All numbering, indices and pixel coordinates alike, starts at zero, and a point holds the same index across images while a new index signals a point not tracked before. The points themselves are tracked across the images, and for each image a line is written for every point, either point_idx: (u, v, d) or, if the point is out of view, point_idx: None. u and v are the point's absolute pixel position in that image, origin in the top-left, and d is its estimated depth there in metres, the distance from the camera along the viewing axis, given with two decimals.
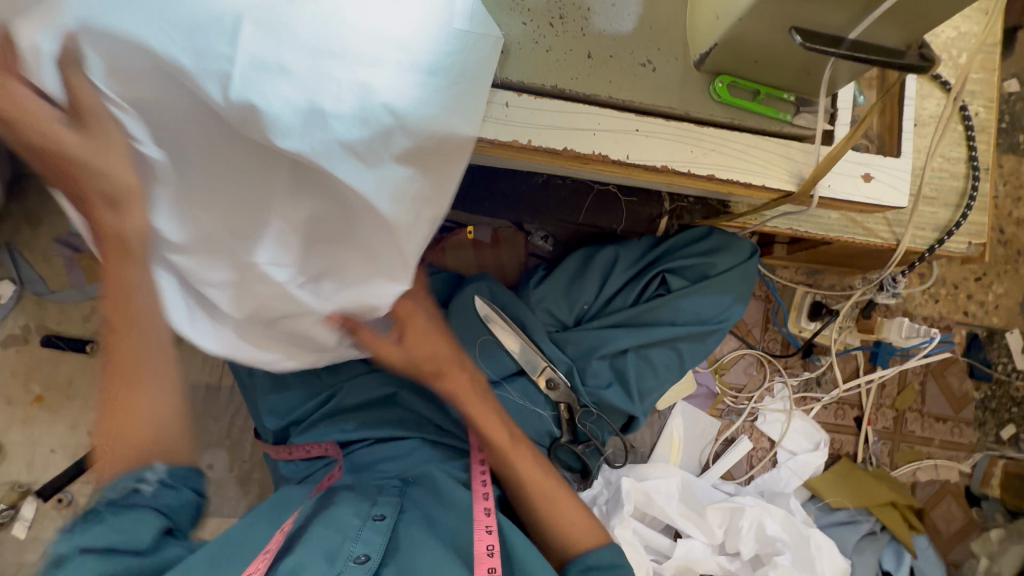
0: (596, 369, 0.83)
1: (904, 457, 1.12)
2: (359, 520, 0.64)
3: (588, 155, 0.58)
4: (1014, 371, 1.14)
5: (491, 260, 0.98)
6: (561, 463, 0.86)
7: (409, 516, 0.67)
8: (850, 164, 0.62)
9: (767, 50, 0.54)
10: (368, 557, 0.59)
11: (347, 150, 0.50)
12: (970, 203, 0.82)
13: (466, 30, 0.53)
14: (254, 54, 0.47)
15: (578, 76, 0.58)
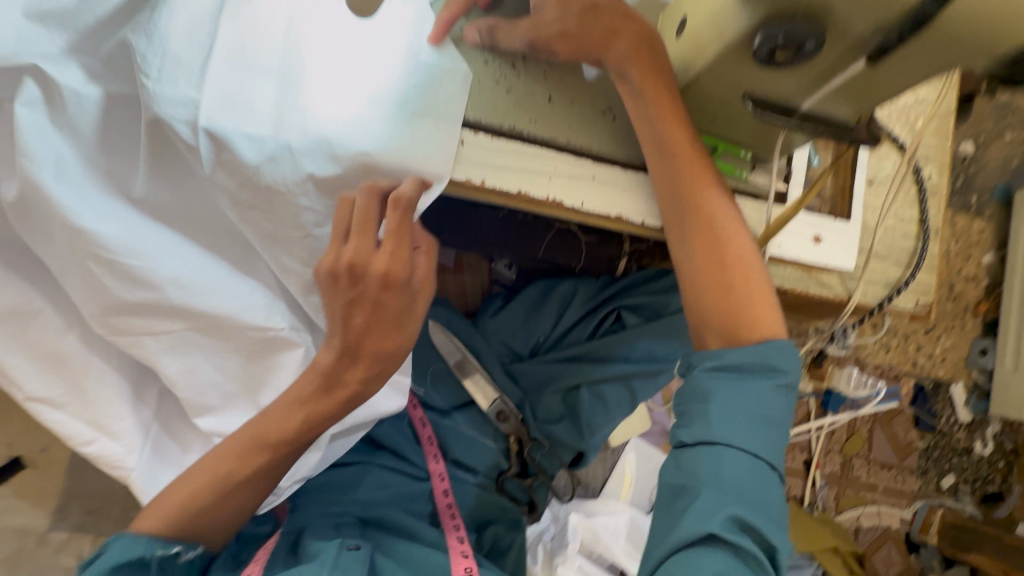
0: (546, 402, 0.82)
1: (849, 502, 1.14)
2: (335, 548, 0.64)
3: (543, 199, 0.57)
4: (955, 424, 1.18)
5: (452, 285, 0.96)
6: (507, 493, 0.81)
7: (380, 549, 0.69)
8: (801, 226, 0.64)
9: (724, 110, 0.54)
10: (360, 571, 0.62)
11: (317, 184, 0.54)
12: (919, 263, 0.84)
13: (434, 64, 0.55)
14: (223, 91, 0.50)
15: (536, 119, 0.57)
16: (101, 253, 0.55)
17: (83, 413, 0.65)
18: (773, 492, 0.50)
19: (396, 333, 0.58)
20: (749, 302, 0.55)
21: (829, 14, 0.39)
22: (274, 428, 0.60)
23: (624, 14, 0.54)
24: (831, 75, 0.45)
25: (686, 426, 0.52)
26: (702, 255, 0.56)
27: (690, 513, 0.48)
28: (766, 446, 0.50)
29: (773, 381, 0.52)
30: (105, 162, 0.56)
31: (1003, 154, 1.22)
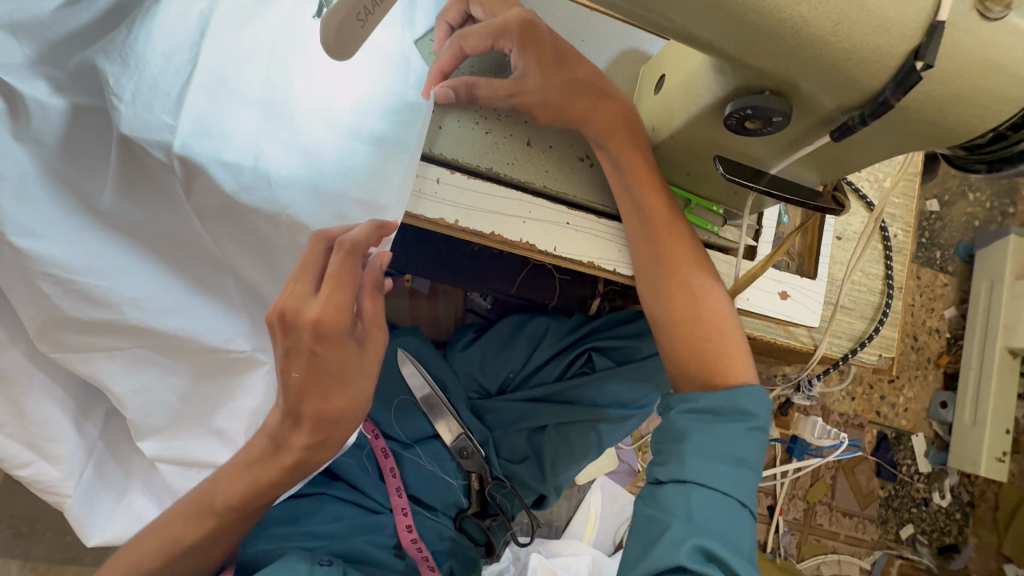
0: (511, 442, 0.81)
1: (811, 550, 1.14)
2: (306, 565, 0.63)
3: (515, 242, 0.56)
4: (915, 474, 1.20)
5: (426, 313, 0.94)
6: (465, 534, 0.79)
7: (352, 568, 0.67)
8: (769, 281, 0.64)
9: (697, 166, 0.55)
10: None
11: (288, 213, 0.53)
12: (883, 318, 0.85)
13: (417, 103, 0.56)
14: (200, 116, 0.49)
15: (513, 162, 0.57)
16: (56, 270, 0.51)
17: (18, 435, 0.60)
18: (745, 530, 0.49)
19: (342, 394, 0.54)
20: (727, 349, 0.55)
21: (795, 91, 0.41)
22: (222, 491, 0.58)
23: (604, 93, 0.56)
24: (799, 145, 0.47)
25: (662, 463, 0.52)
26: (678, 307, 0.56)
27: (660, 544, 0.48)
28: (739, 485, 0.50)
29: (747, 425, 0.52)
30: (71, 172, 0.51)
31: (967, 214, 1.28)
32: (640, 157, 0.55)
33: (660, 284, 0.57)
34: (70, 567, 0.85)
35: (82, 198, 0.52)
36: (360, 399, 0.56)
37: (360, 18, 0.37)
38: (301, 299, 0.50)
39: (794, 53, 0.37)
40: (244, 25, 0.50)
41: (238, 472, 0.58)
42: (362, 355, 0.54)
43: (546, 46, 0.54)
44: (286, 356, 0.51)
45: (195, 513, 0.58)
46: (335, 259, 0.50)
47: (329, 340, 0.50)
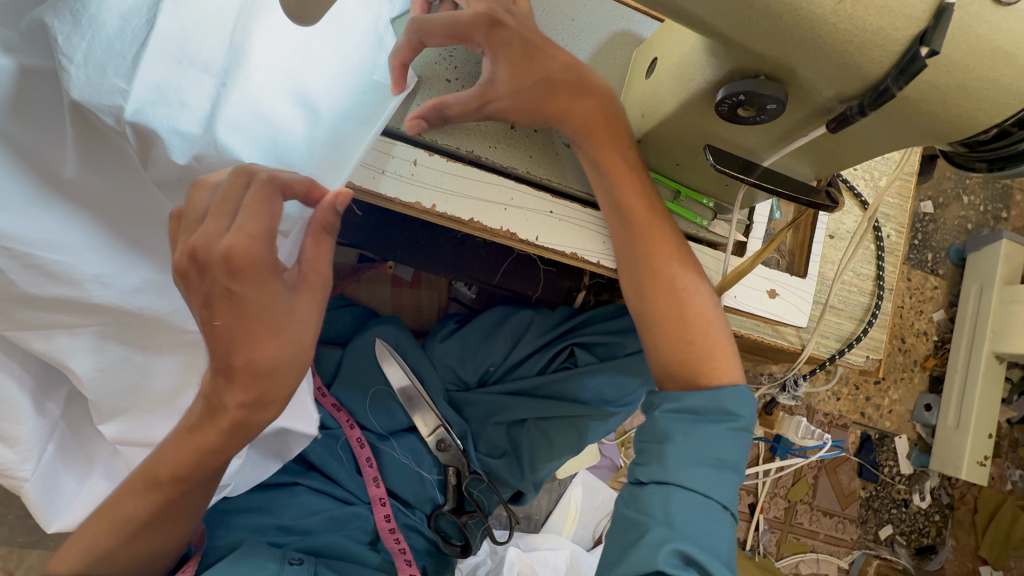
0: (490, 435, 0.79)
1: (790, 548, 1.14)
2: (275, 564, 0.62)
3: (495, 230, 0.54)
4: (896, 475, 1.20)
5: (408, 301, 0.92)
6: (437, 531, 0.76)
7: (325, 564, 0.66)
8: (757, 278, 0.63)
9: (686, 156, 0.53)
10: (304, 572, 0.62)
11: None
12: (872, 319, 0.84)
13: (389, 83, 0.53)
14: (158, 84, 0.45)
15: (496, 146, 0.54)
16: (9, 243, 0.47)
17: None
18: (724, 535, 0.48)
19: (273, 341, 0.49)
20: (713, 349, 0.53)
21: (790, 76, 0.38)
22: (169, 461, 0.54)
23: (590, 91, 0.53)
24: (794, 135, 0.44)
25: (644, 464, 0.51)
26: (661, 306, 0.54)
27: (637, 549, 0.46)
28: (720, 488, 0.48)
29: (730, 426, 0.50)
30: (24, 136, 0.47)
31: (960, 217, 1.27)
32: (625, 155, 0.53)
33: (645, 282, 0.55)
34: (32, 552, 0.82)
35: (35, 165, 0.48)
36: (298, 356, 0.51)
37: None
38: (211, 235, 0.45)
39: (791, 32, 0.34)
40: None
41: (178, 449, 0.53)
42: (293, 298, 0.50)
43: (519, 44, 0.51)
44: (205, 302, 0.47)
45: (141, 484, 0.54)
46: (252, 192, 0.46)
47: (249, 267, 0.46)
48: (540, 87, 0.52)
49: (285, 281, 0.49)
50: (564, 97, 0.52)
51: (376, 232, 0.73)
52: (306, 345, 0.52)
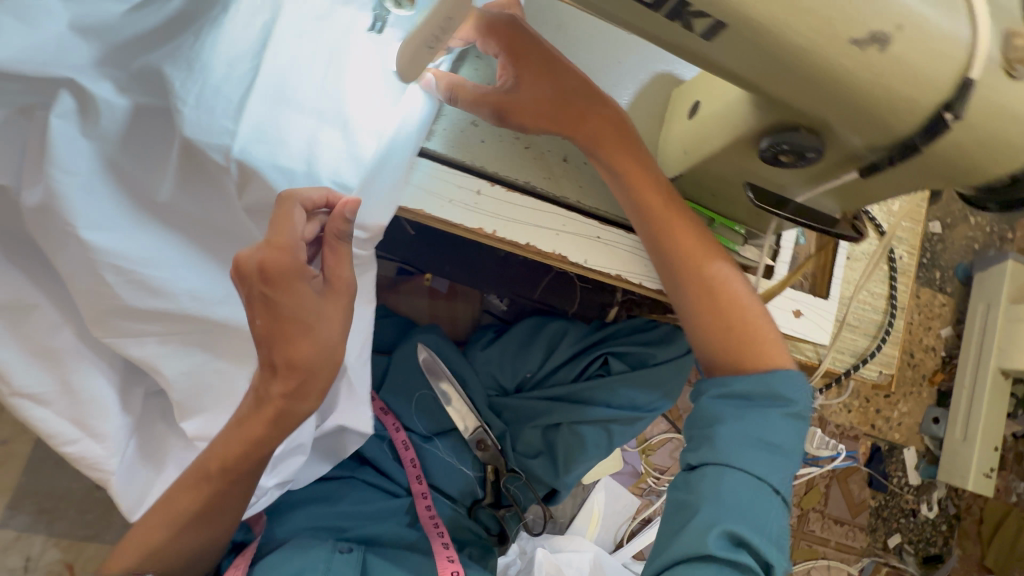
0: (527, 437, 0.84)
1: (802, 555, 1.19)
2: (325, 551, 0.69)
3: (549, 253, 0.60)
4: (905, 486, 1.25)
5: (443, 312, 0.97)
6: (480, 523, 0.83)
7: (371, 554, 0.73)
8: (784, 300, 0.68)
9: (724, 189, 0.58)
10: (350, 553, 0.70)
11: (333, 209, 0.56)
12: (885, 336, 0.89)
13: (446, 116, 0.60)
14: (259, 122, 0.51)
15: (550, 176, 0.61)
16: (121, 262, 0.54)
17: (67, 412, 0.63)
18: (775, 517, 0.53)
19: (307, 339, 0.54)
20: (757, 337, 0.58)
21: (828, 130, 0.43)
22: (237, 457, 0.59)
23: (602, 105, 0.57)
24: (826, 177, 0.49)
25: (694, 449, 0.56)
26: (704, 306, 0.59)
27: (690, 528, 0.51)
28: (770, 471, 0.53)
29: (783, 410, 0.55)
30: (131, 167, 0.53)
31: (966, 237, 1.32)
32: (646, 168, 0.58)
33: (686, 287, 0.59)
34: (90, 544, 0.87)
35: (141, 192, 0.55)
36: (331, 355, 0.56)
37: None
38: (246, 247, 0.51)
39: (835, 99, 0.39)
40: (304, 34, 0.52)
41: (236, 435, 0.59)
42: (322, 301, 0.54)
43: (532, 56, 0.55)
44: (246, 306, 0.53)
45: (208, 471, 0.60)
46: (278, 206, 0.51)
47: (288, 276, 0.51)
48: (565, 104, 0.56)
49: (313, 284, 0.54)
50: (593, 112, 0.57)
51: (429, 248, 0.79)
52: (337, 340, 0.56)
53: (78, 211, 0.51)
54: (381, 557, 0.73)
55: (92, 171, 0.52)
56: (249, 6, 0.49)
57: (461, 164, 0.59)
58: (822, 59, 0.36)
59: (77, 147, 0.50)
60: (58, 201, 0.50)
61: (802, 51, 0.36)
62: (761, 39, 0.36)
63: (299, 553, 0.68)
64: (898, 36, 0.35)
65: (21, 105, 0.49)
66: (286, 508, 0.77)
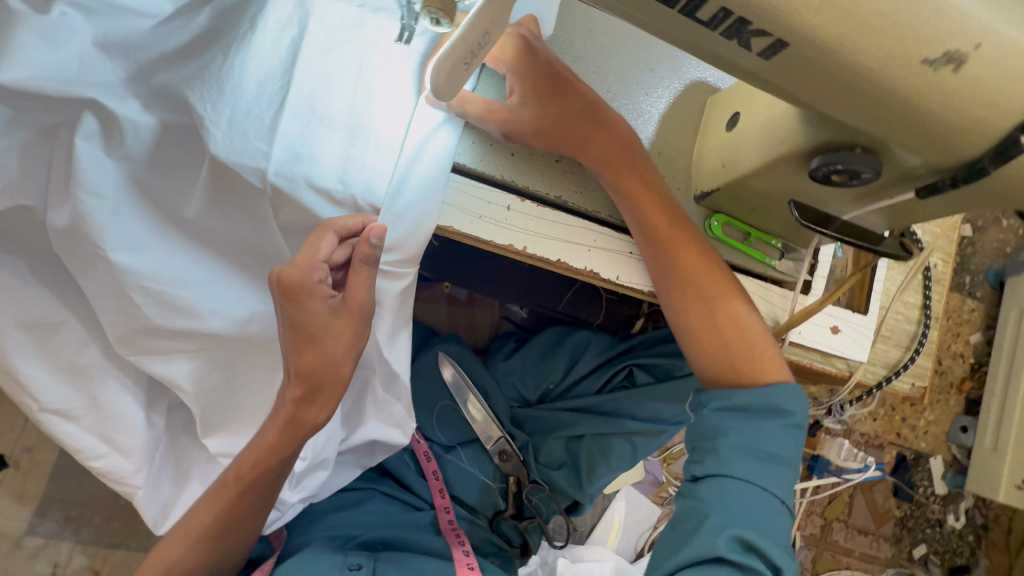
0: (549, 448, 0.83)
1: (825, 565, 1.17)
2: (334, 569, 0.66)
3: (580, 269, 0.58)
4: (931, 495, 1.22)
5: (463, 319, 0.95)
6: (501, 535, 0.82)
7: (384, 563, 0.70)
8: (821, 316, 0.66)
9: (764, 205, 0.56)
10: (360, 565, 0.68)
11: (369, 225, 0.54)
12: (919, 348, 0.86)
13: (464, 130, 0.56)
14: (291, 140, 0.51)
15: (581, 191, 0.59)
16: (149, 283, 0.54)
17: (93, 428, 0.63)
18: (781, 521, 0.51)
19: (311, 350, 0.53)
20: (751, 349, 0.56)
21: (886, 150, 0.41)
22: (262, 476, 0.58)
23: (605, 117, 0.56)
24: (878, 196, 0.47)
25: (698, 460, 0.54)
26: (704, 321, 0.57)
27: (698, 536, 0.50)
28: (773, 480, 0.52)
29: (782, 421, 0.53)
30: (156, 184, 0.54)
31: (999, 240, 1.28)
32: (643, 175, 0.57)
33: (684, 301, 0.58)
34: (115, 552, 0.87)
35: (168, 210, 0.55)
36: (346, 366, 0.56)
37: (467, 63, 0.39)
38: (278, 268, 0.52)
39: (896, 120, 0.37)
40: (333, 49, 0.52)
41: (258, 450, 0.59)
42: (334, 319, 0.53)
43: (539, 72, 0.54)
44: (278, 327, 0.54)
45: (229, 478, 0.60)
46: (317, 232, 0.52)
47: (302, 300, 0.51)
48: (573, 116, 0.55)
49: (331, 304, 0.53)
50: (601, 123, 0.56)
51: (452, 260, 0.78)
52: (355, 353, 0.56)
53: (102, 231, 0.52)
54: (397, 562, 0.70)
55: (118, 190, 0.52)
56: (277, 23, 0.50)
57: (492, 180, 0.57)
58: (887, 80, 0.34)
59: (103, 167, 0.50)
60: (84, 221, 0.51)
61: (870, 72, 0.34)
62: (826, 60, 0.34)
63: (310, 562, 0.66)
64: (976, 57, 0.33)
65: (44, 126, 0.49)
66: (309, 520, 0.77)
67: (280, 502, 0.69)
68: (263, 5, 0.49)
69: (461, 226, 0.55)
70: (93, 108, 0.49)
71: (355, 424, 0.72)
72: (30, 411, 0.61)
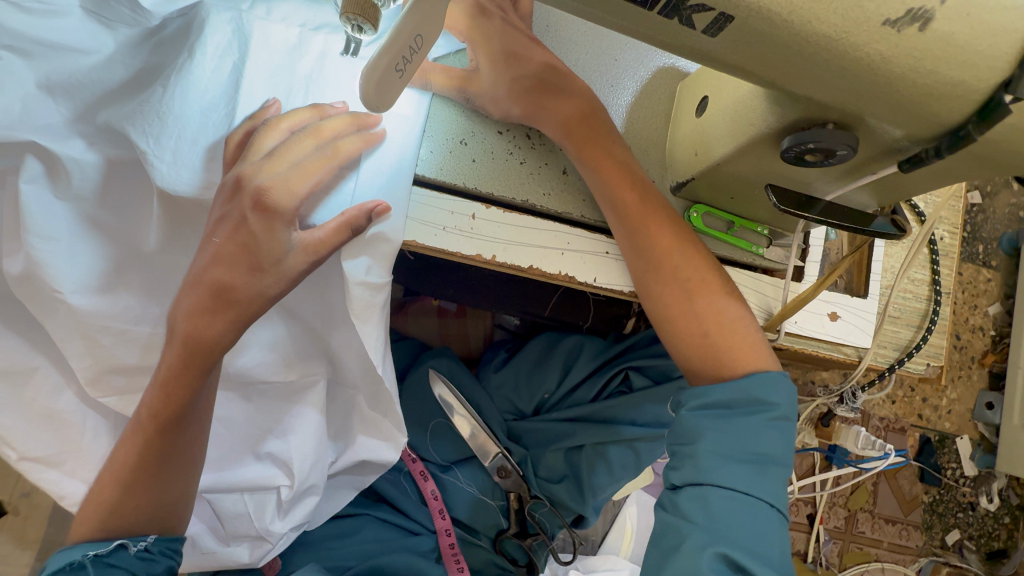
0: (549, 461, 0.79)
1: (853, 559, 1.12)
2: None
3: (555, 275, 0.55)
4: (961, 477, 1.17)
5: (454, 332, 0.93)
6: (505, 555, 0.79)
7: None
8: (817, 302, 0.62)
9: (744, 190, 0.53)
10: None
11: None
12: (931, 326, 0.81)
13: (428, 135, 0.55)
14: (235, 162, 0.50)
15: (550, 192, 0.56)
16: (112, 321, 0.54)
17: (77, 473, 0.62)
18: (773, 534, 0.47)
19: None
20: (730, 340, 0.52)
21: (860, 124, 0.38)
22: (195, 435, 0.56)
23: (573, 87, 0.54)
24: (859, 172, 0.44)
25: (677, 467, 0.50)
26: (679, 309, 0.53)
27: (679, 554, 0.47)
28: (761, 484, 0.48)
29: (763, 415, 0.49)
30: (109, 220, 0.53)
31: (1011, 205, 1.22)
32: (609, 147, 0.54)
33: (660, 281, 0.54)
34: None
35: (127, 244, 0.54)
36: None
37: (399, 68, 0.36)
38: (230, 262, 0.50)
39: (868, 88, 0.34)
40: (278, 71, 0.51)
41: (168, 419, 0.52)
42: None
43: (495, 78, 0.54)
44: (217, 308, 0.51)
45: (136, 442, 0.53)
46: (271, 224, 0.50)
47: (245, 260, 0.50)
48: None
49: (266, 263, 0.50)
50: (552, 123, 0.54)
51: (432, 270, 0.78)
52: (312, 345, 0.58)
53: (54, 274, 0.50)
54: None
55: (70, 230, 0.51)
56: (216, 50, 0.49)
57: (455, 189, 0.55)
58: (850, 47, 0.31)
59: (52, 208, 0.50)
60: (36, 268, 0.50)
61: (828, 39, 0.31)
62: (775, 29, 0.31)
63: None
64: (943, 12, 0.30)
65: None
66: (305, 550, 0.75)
67: (268, 533, 0.66)
68: (200, 30, 0.48)
69: (423, 238, 0.53)
70: (38, 151, 0.48)
71: (345, 444, 0.70)
72: (10, 461, 0.60)
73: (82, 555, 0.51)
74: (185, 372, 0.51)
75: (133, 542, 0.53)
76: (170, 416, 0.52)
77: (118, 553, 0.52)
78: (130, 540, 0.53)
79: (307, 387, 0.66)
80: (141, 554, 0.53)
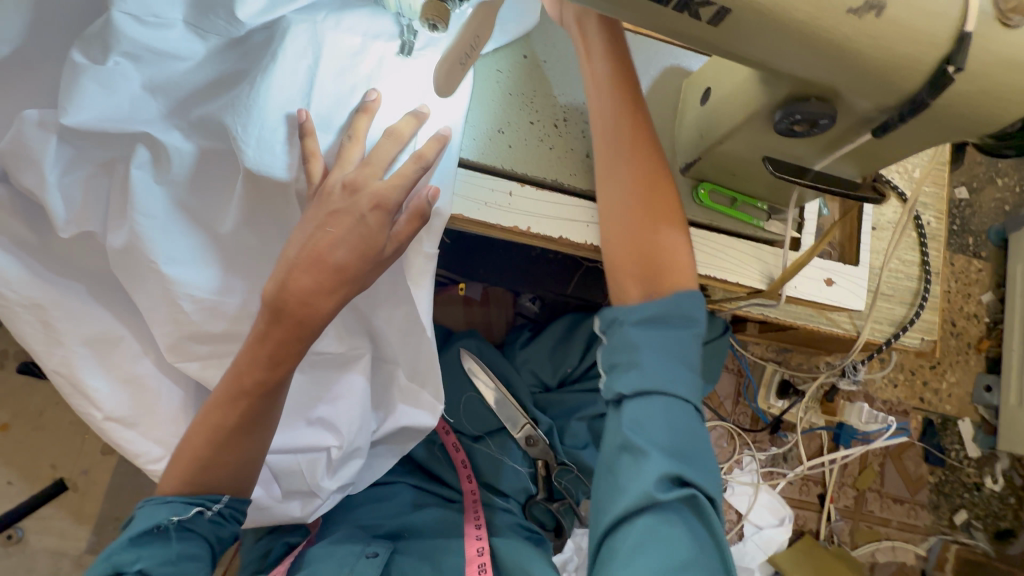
0: (574, 429, 0.86)
1: (863, 537, 1.16)
2: (353, 555, 0.71)
3: (582, 244, 0.63)
4: (965, 459, 1.21)
5: (479, 317, 1.01)
6: (535, 520, 0.83)
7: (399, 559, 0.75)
8: (814, 270, 0.69)
9: (744, 167, 0.61)
10: (377, 553, 0.73)
11: None
12: (922, 302, 0.88)
13: (472, 126, 0.64)
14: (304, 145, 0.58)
15: (575, 173, 0.65)
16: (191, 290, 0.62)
17: (150, 434, 0.68)
18: (705, 441, 0.52)
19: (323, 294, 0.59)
20: (667, 254, 0.57)
21: (837, 98, 0.46)
22: (277, 405, 0.63)
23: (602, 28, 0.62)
24: (838, 145, 0.52)
25: (621, 379, 0.53)
26: (629, 216, 0.59)
27: (636, 474, 0.48)
28: (693, 390, 0.52)
29: (690, 330, 0.54)
30: (194, 203, 0.61)
31: (997, 199, 1.30)
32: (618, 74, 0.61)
33: (617, 194, 0.59)
34: None
35: (208, 225, 0.62)
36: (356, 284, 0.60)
37: (461, 61, 0.45)
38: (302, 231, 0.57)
39: (840, 64, 0.42)
40: (343, 72, 0.60)
41: (269, 387, 0.60)
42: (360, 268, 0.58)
43: None
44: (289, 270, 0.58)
45: (230, 409, 0.60)
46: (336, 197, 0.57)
47: (315, 227, 0.57)
48: None
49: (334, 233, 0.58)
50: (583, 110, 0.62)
51: (462, 254, 0.88)
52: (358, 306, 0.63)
53: (150, 246, 0.59)
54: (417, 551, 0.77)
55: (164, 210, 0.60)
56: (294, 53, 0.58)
57: (493, 170, 0.63)
58: (822, 28, 0.40)
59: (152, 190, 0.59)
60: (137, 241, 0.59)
61: (804, 23, 0.39)
62: (763, 16, 0.40)
63: (334, 547, 0.72)
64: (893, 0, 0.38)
65: (104, 161, 0.59)
66: (348, 513, 0.81)
67: (318, 489, 0.74)
68: (281, 40, 0.57)
69: (466, 211, 0.61)
70: (146, 141, 0.58)
71: (387, 412, 0.76)
72: (94, 420, 0.67)
73: (167, 521, 0.58)
74: (286, 345, 0.58)
75: (209, 509, 0.60)
76: (272, 385, 0.60)
77: (195, 519, 0.60)
78: (209, 505, 0.60)
79: (355, 359, 0.73)
80: (216, 517, 0.61)
